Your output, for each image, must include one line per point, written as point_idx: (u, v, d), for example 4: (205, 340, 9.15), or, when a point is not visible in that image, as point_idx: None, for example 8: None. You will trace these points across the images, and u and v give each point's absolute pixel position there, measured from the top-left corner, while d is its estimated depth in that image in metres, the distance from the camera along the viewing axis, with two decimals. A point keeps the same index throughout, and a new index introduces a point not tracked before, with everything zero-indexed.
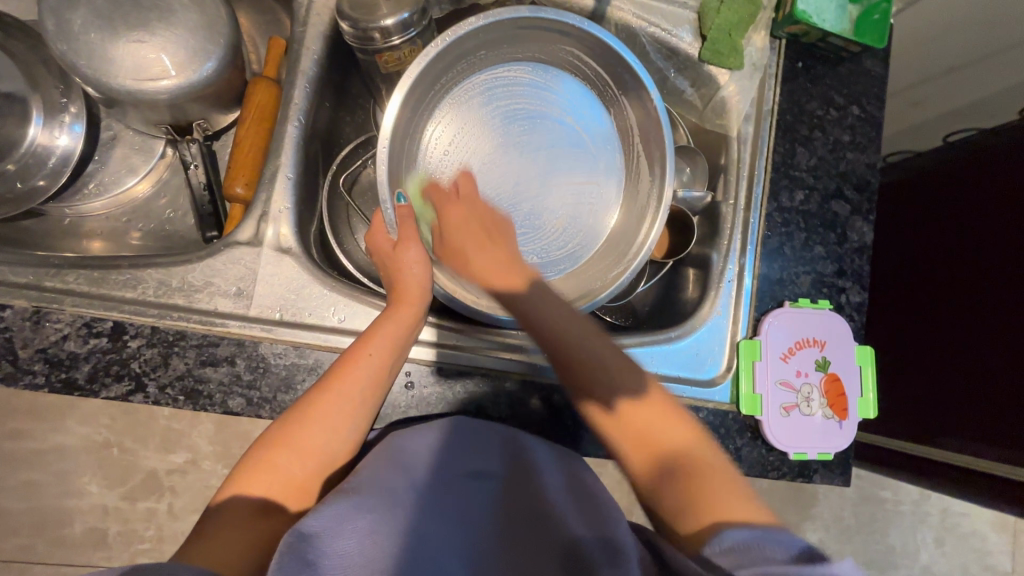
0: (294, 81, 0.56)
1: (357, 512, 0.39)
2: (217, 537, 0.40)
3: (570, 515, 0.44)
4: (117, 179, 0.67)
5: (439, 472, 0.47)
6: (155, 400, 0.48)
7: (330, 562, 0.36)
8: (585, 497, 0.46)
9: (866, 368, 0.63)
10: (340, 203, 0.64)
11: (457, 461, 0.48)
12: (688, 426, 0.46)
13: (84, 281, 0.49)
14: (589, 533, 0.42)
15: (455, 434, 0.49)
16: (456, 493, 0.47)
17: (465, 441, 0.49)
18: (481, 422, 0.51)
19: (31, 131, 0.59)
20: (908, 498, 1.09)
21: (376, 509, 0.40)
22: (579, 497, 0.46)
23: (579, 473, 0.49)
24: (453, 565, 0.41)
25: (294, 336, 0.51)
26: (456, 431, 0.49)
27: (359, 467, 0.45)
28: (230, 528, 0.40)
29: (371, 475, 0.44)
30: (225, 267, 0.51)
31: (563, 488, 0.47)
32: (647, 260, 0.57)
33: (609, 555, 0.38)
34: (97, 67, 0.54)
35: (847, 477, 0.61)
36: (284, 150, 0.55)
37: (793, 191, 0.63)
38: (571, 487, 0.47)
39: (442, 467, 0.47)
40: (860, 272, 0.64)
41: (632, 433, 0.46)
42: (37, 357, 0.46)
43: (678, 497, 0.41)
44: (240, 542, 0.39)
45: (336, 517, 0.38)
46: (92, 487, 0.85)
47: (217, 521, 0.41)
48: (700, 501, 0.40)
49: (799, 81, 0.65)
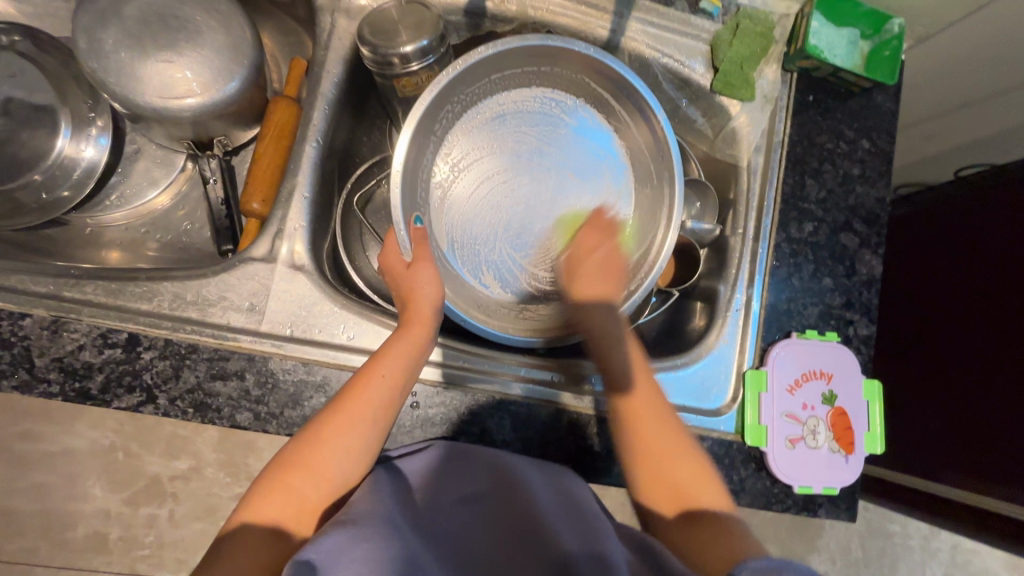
0: (314, 103, 0.58)
1: (354, 542, 0.39)
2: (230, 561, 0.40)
3: (563, 529, 0.45)
4: (137, 190, 0.69)
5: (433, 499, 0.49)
6: (164, 412, 0.49)
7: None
8: (581, 521, 0.46)
9: (873, 402, 0.62)
10: (354, 222, 0.65)
11: (445, 490, 0.49)
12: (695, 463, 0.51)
13: (102, 292, 0.50)
14: (582, 549, 0.43)
15: (446, 460, 0.50)
16: (449, 519, 0.48)
17: (457, 466, 0.50)
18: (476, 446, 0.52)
19: (58, 143, 0.62)
20: (917, 532, 1.07)
21: (374, 537, 0.40)
22: (568, 507, 0.48)
23: (579, 499, 0.49)
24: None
25: (304, 352, 0.52)
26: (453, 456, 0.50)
27: (357, 492, 0.45)
28: (243, 552, 0.41)
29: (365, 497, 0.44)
30: (239, 282, 0.52)
31: (553, 497, 0.48)
32: (656, 279, 0.59)
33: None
34: (125, 85, 0.56)
35: (853, 513, 0.61)
36: (301, 169, 0.56)
37: (801, 223, 0.64)
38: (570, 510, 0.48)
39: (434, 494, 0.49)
40: (868, 305, 0.64)
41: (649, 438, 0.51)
42: (53, 365, 0.47)
43: (664, 498, 0.49)
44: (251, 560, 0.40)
45: (332, 548, 0.38)
46: (97, 491, 0.85)
47: (229, 543, 0.41)
48: (688, 507, 0.48)
49: (810, 115, 0.65)
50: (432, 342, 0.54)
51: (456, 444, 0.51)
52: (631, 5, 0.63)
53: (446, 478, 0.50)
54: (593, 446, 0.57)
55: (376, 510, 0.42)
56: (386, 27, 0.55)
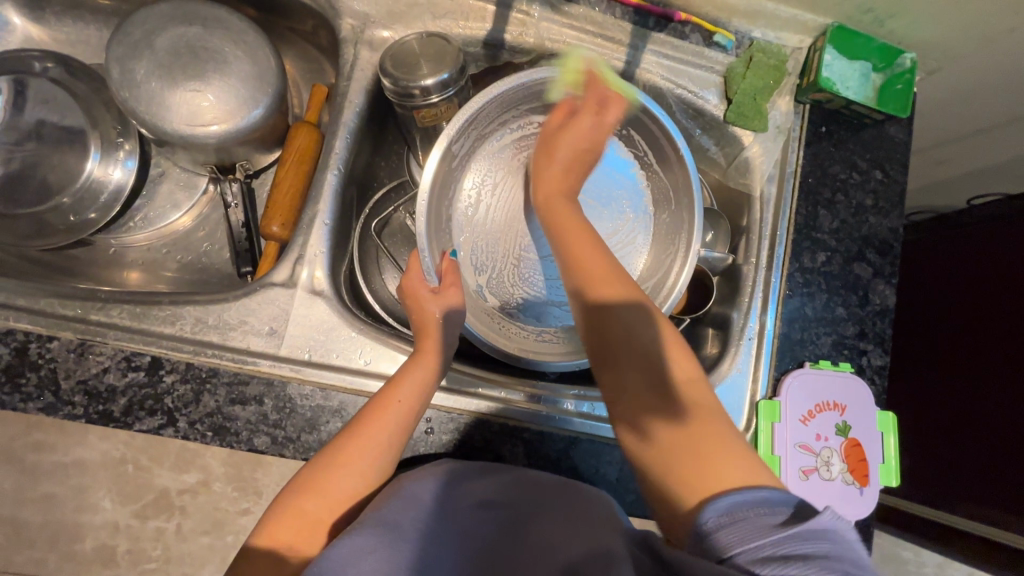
0: (336, 132, 0.59)
1: (363, 553, 0.39)
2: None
3: (565, 530, 0.45)
4: (161, 213, 0.70)
5: (450, 500, 0.47)
6: (184, 435, 0.49)
7: None
8: (581, 518, 0.46)
9: (888, 434, 0.62)
10: (370, 246, 0.67)
11: (461, 495, 0.48)
12: (730, 457, 0.40)
13: (127, 316, 0.51)
14: (585, 552, 0.42)
15: (456, 475, 0.49)
16: (465, 521, 0.47)
17: (468, 475, 0.50)
18: (484, 463, 0.52)
19: (88, 165, 0.64)
20: (932, 560, 1.04)
21: (380, 548, 0.40)
22: (575, 510, 0.47)
23: (582, 495, 0.49)
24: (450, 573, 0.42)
25: (320, 377, 0.52)
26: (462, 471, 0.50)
27: (366, 510, 0.44)
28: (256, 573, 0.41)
29: (372, 511, 0.43)
30: (259, 307, 0.53)
31: (558, 506, 0.48)
32: (676, 303, 0.60)
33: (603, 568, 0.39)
34: (155, 113, 0.58)
35: (868, 545, 0.60)
36: (322, 196, 0.57)
37: (815, 253, 0.64)
38: (573, 508, 0.47)
39: (452, 496, 0.48)
40: (882, 335, 0.64)
41: (664, 410, 0.44)
42: (77, 388, 0.48)
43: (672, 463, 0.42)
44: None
45: (342, 561, 0.38)
46: (106, 503, 0.78)
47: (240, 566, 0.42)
48: (706, 476, 0.39)
49: (823, 145, 0.66)
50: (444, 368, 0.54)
51: (461, 464, 0.51)
52: (646, 38, 0.64)
53: (461, 487, 0.49)
54: (607, 473, 0.57)
55: (385, 518, 0.43)
56: (407, 59, 0.56)
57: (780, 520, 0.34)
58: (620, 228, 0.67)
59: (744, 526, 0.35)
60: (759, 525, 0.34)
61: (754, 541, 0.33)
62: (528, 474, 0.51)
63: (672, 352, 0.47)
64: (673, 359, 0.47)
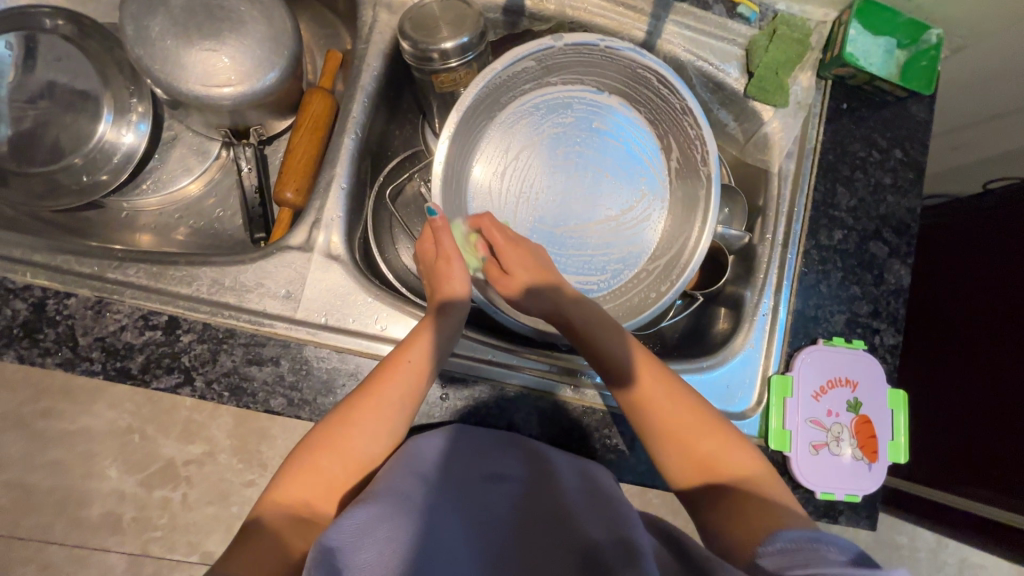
0: (353, 96, 0.59)
1: (376, 521, 0.40)
2: (261, 537, 0.41)
3: (587, 517, 0.45)
4: (172, 177, 0.70)
5: (452, 478, 0.49)
6: (201, 394, 0.49)
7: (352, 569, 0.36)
8: (598, 501, 0.47)
9: (898, 412, 0.62)
10: (384, 214, 0.66)
11: (468, 468, 0.50)
12: (773, 509, 0.44)
13: (143, 275, 0.51)
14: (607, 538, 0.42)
15: (461, 441, 0.50)
16: (472, 497, 0.49)
17: (476, 445, 0.51)
18: (492, 431, 0.52)
19: (100, 127, 0.63)
20: (926, 545, 1.05)
21: (393, 516, 0.41)
22: (594, 497, 0.47)
23: (593, 474, 0.50)
24: (462, 548, 0.43)
25: (337, 341, 0.52)
26: (462, 438, 0.50)
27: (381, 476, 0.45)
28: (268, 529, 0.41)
29: (384, 480, 0.44)
30: (276, 270, 0.53)
31: (577, 486, 0.48)
32: (695, 273, 0.59)
33: (623, 554, 0.39)
34: (170, 72, 0.57)
35: (874, 521, 0.61)
36: (339, 160, 0.57)
37: (831, 230, 0.64)
38: (588, 490, 0.48)
39: (454, 473, 0.49)
40: (895, 315, 0.64)
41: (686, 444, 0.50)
42: (95, 344, 0.48)
43: (721, 517, 0.45)
44: (274, 543, 0.41)
45: (355, 527, 0.38)
46: (112, 471, 0.81)
47: (252, 525, 0.42)
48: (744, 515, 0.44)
49: (843, 122, 0.65)
50: (454, 334, 0.53)
51: (482, 433, 0.51)
52: (669, 8, 0.63)
53: (465, 459, 0.50)
54: (619, 444, 0.57)
55: (394, 488, 0.43)
56: (427, 22, 0.55)
57: (845, 561, 0.34)
58: (636, 204, 0.66)
59: (809, 558, 0.35)
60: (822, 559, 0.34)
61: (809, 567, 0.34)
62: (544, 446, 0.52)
63: (689, 406, 0.51)
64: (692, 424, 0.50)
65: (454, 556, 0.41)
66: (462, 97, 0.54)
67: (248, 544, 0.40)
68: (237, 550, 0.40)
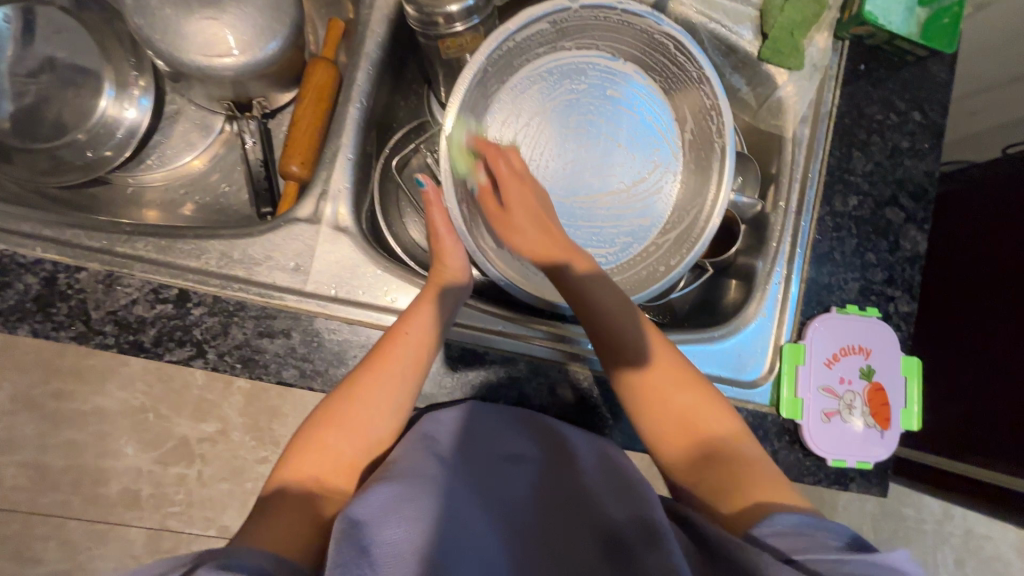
0: (357, 63, 0.57)
1: (400, 501, 0.39)
2: (278, 510, 0.42)
3: (607, 497, 0.46)
4: (176, 153, 0.69)
5: (472, 458, 0.48)
6: (213, 367, 0.49)
7: (379, 550, 0.36)
8: (618, 483, 0.47)
9: (911, 379, 0.62)
10: (391, 186, 0.65)
11: (488, 449, 0.49)
12: (766, 486, 0.43)
13: (152, 249, 0.51)
14: (627, 518, 0.43)
15: (483, 421, 0.50)
16: (495, 477, 0.48)
17: (493, 423, 0.51)
18: (496, 406, 0.52)
19: (102, 103, 0.63)
20: (931, 516, 1.06)
21: (418, 497, 0.40)
22: (615, 479, 0.48)
23: (611, 455, 0.51)
24: (484, 528, 0.43)
25: (347, 313, 0.52)
26: (484, 418, 0.50)
27: (395, 452, 0.46)
28: (285, 504, 0.42)
29: (405, 462, 0.43)
30: (284, 243, 0.53)
31: (596, 467, 0.49)
32: (706, 248, 0.56)
33: (646, 535, 0.40)
34: (170, 42, 0.56)
35: (884, 488, 0.60)
36: (344, 130, 0.56)
37: (846, 196, 0.63)
38: (607, 471, 0.49)
39: (474, 453, 0.49)
40: (910, 282, 0.63)
41: (670, 407, 0.49)
42: (108, 318, 0.48)
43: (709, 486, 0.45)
44: (292, 519, 0.41)
45: (378, 506, 0.39)
46: (128, 449, 0.83)
47: (267, 499, 0.43)
48: (733, 492, 0.44)
49: (860, 85, 0.64)
50: (455, 307, 0.54)
51: (485, 405, 0.51)
52: None
53: (485, 437, 0.49)
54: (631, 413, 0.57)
55: (419, 471, 0.43)
56: None
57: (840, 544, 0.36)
58: (648, 175, 0.64)
59: (807, 540, 0.36)
60: (821, 544, 0.36)
61: (815, 553, 0.35)
62: (559, 425, 0.52)
63: (682, 377, 0.50)
64: (685, 394, 0.49)
65: (478, 540, 0.41)
66: (466, 64, 0.52)
67: (269, 516, 0.41)
68: (256, 522, 0.41)
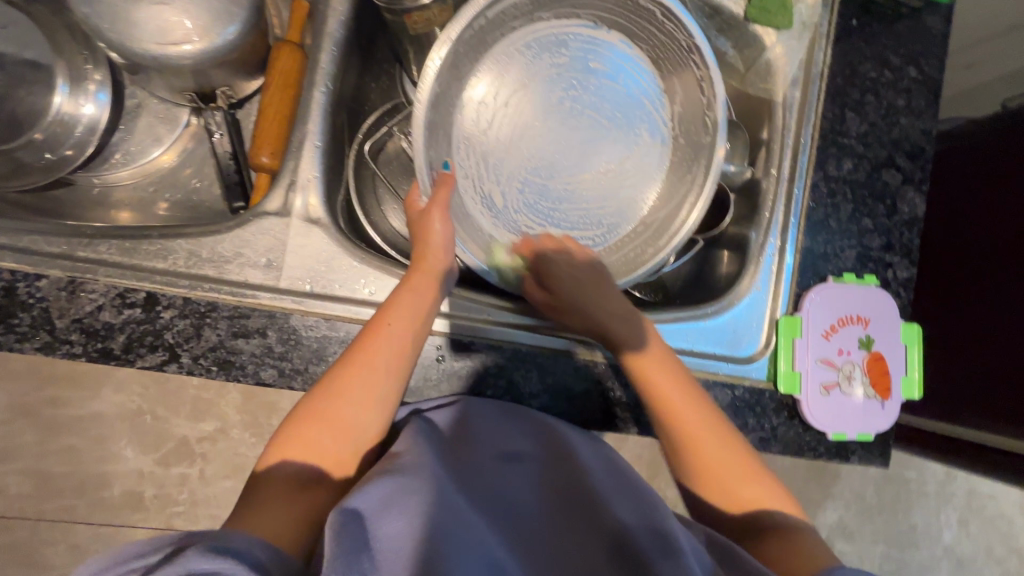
0: (321, 44, 0.54)
1: (404, 494, 0.38)
2: (262, 510, 0.40)
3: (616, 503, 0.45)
4: (142, 148, 0.67)
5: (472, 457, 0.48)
6: (189, 371, 0.48)
7: (382, 542, 0.34)
8: (623, 491, 0.47)
9: (912, 347, 0.60)
10: (366, 172, 0.63)
11: (485, 449, 0.49)
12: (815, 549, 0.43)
13: (116, 251, 0.48)
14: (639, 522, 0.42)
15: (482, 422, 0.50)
16: (494, 474, 0.48)
17: (493, 422, 0.50)
18: (488, 402, 0.51)
19: (56, 100, 0.59)
20: (933, 478, 1.05)
21: (422, 492, 0.39)
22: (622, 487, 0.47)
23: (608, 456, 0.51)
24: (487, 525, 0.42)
25: (325, 308, 0.50)
26: (485, 414, 0.50)
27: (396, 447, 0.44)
28: (267, 505, 0.40)
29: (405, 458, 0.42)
30: (254, 238, 0.51)
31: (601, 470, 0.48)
32: (686, 240, 0.56)
33: (659, 542, 0.39)
34: (121, 30, 0.53)
35: (886, 457, 0.59)
36: (311, 116, 0.53)
37: (841, 160, 0.60)
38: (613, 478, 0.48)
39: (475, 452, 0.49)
40: (908, 247, 0.61)
41: (708, 462, 0.49)
42: (73, 327, 0.46)
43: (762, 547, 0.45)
44: (277, 518, 0.39)
45: (379, 499, 0.37)
46: (128, 453, 0.82)
47: (249, 499, 0.41)
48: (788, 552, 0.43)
49: (852, 42, 0.61)
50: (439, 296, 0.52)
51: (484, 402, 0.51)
52: None
53: (485, 435, 0.49)
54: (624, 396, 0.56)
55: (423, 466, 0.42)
56: None
57: None
58: (634, 153, 0.61)
59: None
60: None
61: None
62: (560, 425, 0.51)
63: (720, 435, 0.50)
64: (727, 453, 0.50)
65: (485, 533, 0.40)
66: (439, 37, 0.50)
67: (250, 517, 0.39)
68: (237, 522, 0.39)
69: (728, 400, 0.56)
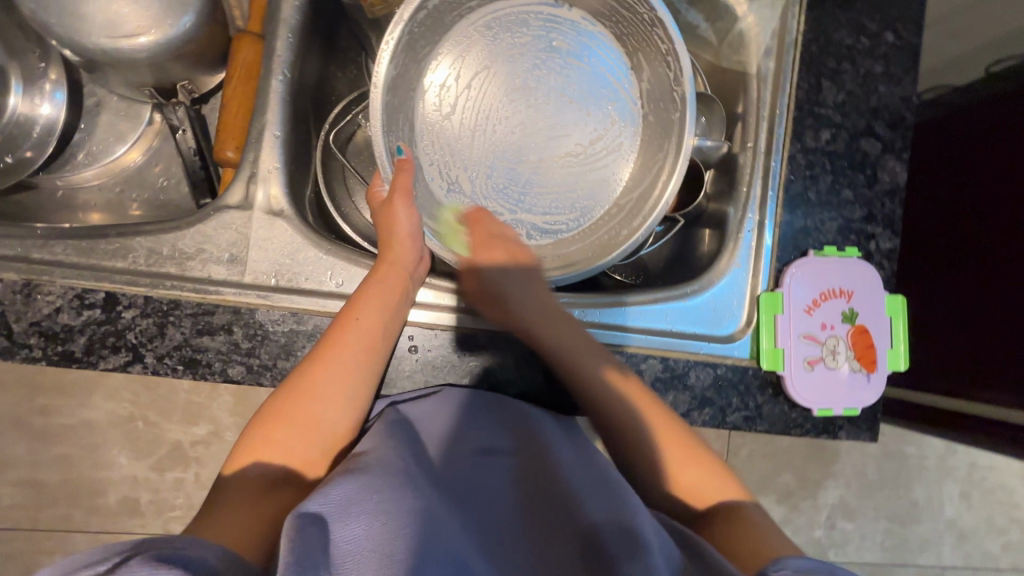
0: (276, 31, 0.53)
1: (367, 493, 0.36)
2: (229, 508, 0.39)
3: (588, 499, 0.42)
4: (104, 147, 0.65)
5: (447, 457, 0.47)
6: (154, 370, 0.47)
7: (338, 545, 0.32)
8: (595, 484, 0.44)
9: (897, 319, 0.59)
10: (334, 163, 0.61)
11: (462, 446, 0.48)
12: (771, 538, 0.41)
13: (72, 252, 0.47)
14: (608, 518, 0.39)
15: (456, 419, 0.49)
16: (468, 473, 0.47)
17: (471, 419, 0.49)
18: (462, 393, 0.50)
19: (11, 101, 0.59)
20: (932, 452, 1.05)
21: (387, 490, 0.37)
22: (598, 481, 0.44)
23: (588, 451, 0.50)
24: (458, 525, 0.41)
25: (292, 302, 0.49)
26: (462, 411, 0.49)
27: (363, 446, 0.43)
28: (234, 504, 0.39)
29: (374, 457, 0.41)
30: (215, 233, 0.49)
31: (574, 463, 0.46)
32: (662, 216, 0.54)
33: (624, 536, 0.36)
34: (69, 26, 0.51)
35: (875, 431, 0.58)
36: (269, 105, 0.52)
37: (818, 131, 0.59)
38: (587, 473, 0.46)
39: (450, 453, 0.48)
40: (891, 217, 0.59)
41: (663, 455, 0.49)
42: (32, 330, 0.45)
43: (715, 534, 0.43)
44: (246, 515, 0.39)
45: (339, 500, 0.35)
46: (122, 458, 0.82)
47: (215, 500, 0.40)
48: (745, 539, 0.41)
49: (825, 8, 0.59)
50: (409, 292, 0.51)
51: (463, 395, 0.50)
52: None
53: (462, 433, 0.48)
54: None
55: (392, 466, 0.40)
56: None
57: None
58: (604, 132, 0.59)
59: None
60: None
61: None
62: (536, 418, 0.50)
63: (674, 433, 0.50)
64: (678, 449, 0.49)
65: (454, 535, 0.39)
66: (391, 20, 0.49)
67: (217, 515, 0.39)
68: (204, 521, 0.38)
69: (710, 379, 0.55)
